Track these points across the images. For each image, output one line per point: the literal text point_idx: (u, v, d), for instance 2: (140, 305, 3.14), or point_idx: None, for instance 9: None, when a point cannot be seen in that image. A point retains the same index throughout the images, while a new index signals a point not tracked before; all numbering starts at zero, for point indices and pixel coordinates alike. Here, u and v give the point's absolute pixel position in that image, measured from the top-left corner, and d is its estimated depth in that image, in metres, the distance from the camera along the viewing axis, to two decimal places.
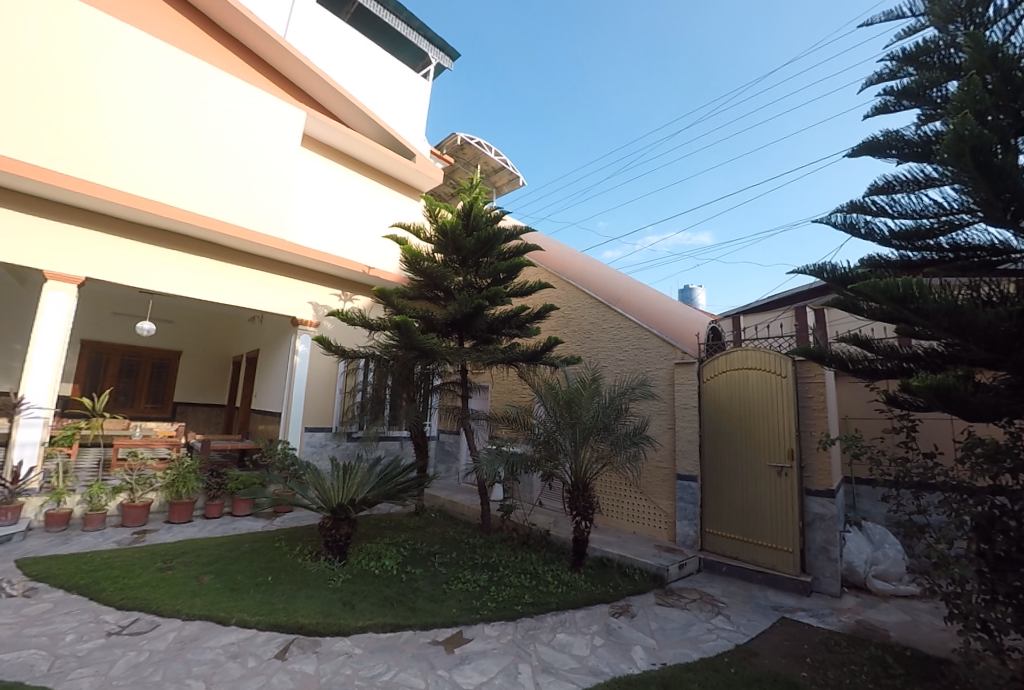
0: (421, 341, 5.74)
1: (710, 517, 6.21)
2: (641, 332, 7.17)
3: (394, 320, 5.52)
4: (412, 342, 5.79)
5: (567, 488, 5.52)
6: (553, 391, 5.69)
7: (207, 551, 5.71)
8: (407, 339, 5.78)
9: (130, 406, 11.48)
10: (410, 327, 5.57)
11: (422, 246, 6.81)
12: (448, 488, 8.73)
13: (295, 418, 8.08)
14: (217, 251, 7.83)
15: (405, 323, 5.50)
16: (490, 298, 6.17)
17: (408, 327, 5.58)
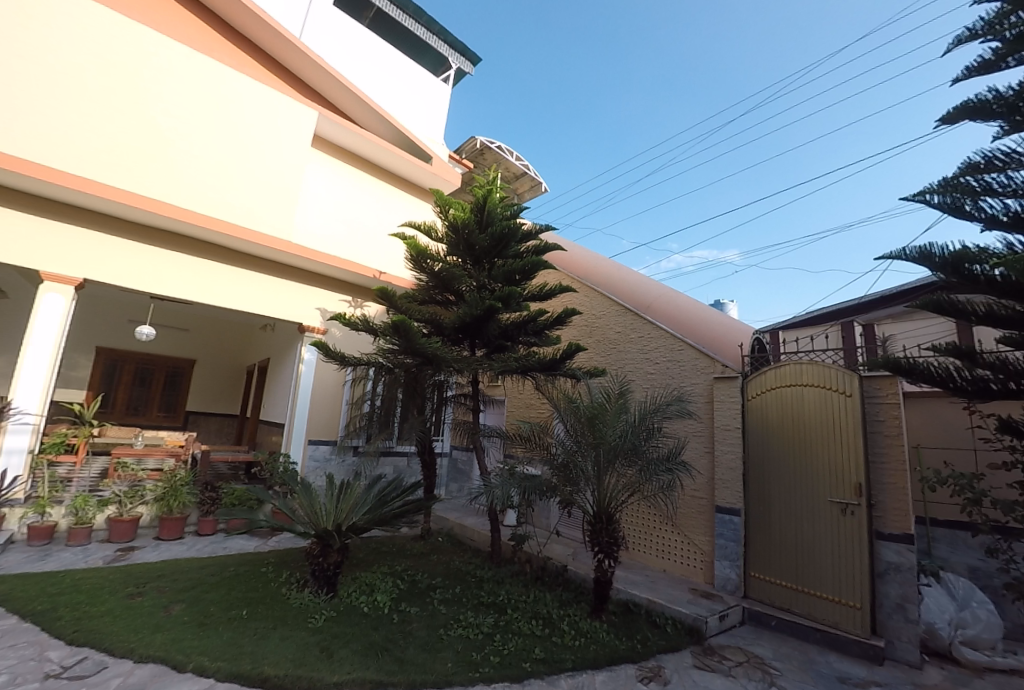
0: (425, 346, 5.12)
1: (755, 559, 5.32)
2: (673, 343, 6.41)
3: (393, 320, 4.92)
4: (416, 346, 5.18)
5: (588, 519, 4.78)
6: (575, 405, 4.99)
7: (185, 579, 5.08)
8: (409, 343, 5.18)
9: (144, 415, 11.36)
10: (412, 329, 4.98)
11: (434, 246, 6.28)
12: (458, 510, 8.05)
13: (297, 428, 7.60)
14: (221, 253, 7.49)
15: (405, 324, 4.89)
16: (504, 297, 5.48)
17: (410, 330, 4.98)
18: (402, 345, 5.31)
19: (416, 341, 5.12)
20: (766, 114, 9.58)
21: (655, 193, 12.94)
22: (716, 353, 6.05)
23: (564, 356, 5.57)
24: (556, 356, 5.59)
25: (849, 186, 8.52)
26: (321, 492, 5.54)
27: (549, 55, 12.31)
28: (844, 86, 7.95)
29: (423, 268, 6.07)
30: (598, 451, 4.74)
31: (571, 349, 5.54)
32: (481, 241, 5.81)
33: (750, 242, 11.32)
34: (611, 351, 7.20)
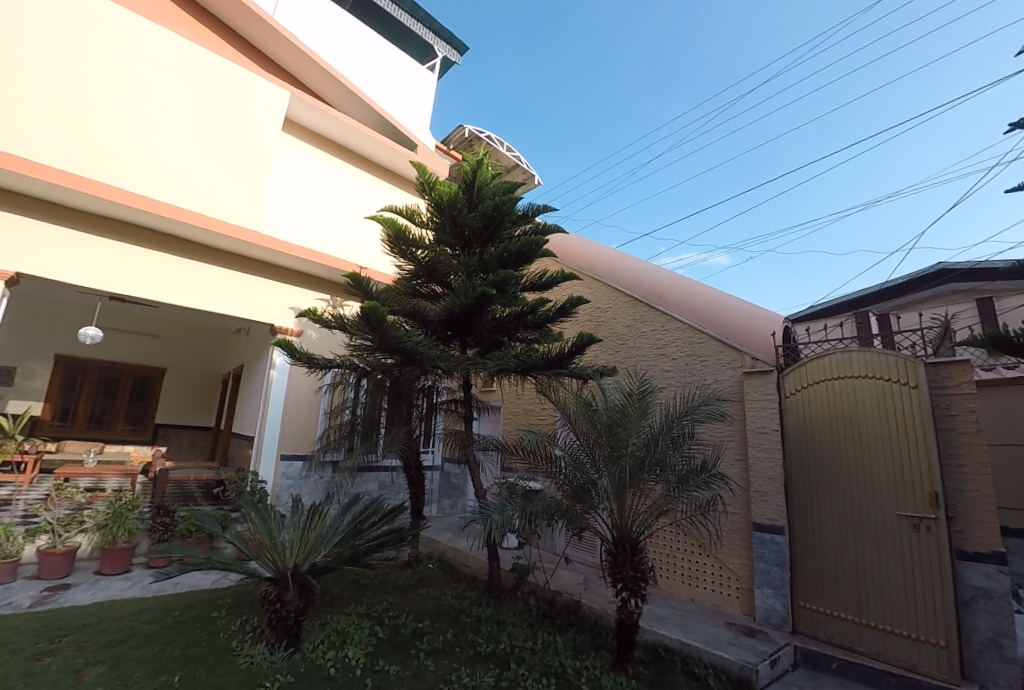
0: (403, 340, 4.21)
1: (806, 586, 4.48)
2: (693, 335, 5.62)
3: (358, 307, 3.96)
4: (392, 342, 4.26)
5: (607, 548, 3.92)
6: (590, 404, 4.14)
7: (112, 625, 4.20)
8: (384, 337, 4.25)
9: (107, 428, 10.39)
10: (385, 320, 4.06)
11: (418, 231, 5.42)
12: (450, 530, 7.20)
13: (268, 442, 6.72)
14: (180, 245, 6.57)
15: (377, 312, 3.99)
16: (500, 282, 4.52)
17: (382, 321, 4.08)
18: (375, 341, 4.39)
19: (390, 334, 4.21)
20: (749, 100, 8.41)
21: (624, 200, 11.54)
22: (743, 343, 5.21)
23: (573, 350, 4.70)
24: (560, 351, 4.72)
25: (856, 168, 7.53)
26: (285, 519, 4.62)
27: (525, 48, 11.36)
28: (844, 59, 6.94)
29: (405, 254, 5.22)
30: (616, 459, 3.87)
31: (584, 340, 4.63)
32: (471, 221, 4.96)
33: (733, 248, 10.12)
34: (623, 346, 6.43)
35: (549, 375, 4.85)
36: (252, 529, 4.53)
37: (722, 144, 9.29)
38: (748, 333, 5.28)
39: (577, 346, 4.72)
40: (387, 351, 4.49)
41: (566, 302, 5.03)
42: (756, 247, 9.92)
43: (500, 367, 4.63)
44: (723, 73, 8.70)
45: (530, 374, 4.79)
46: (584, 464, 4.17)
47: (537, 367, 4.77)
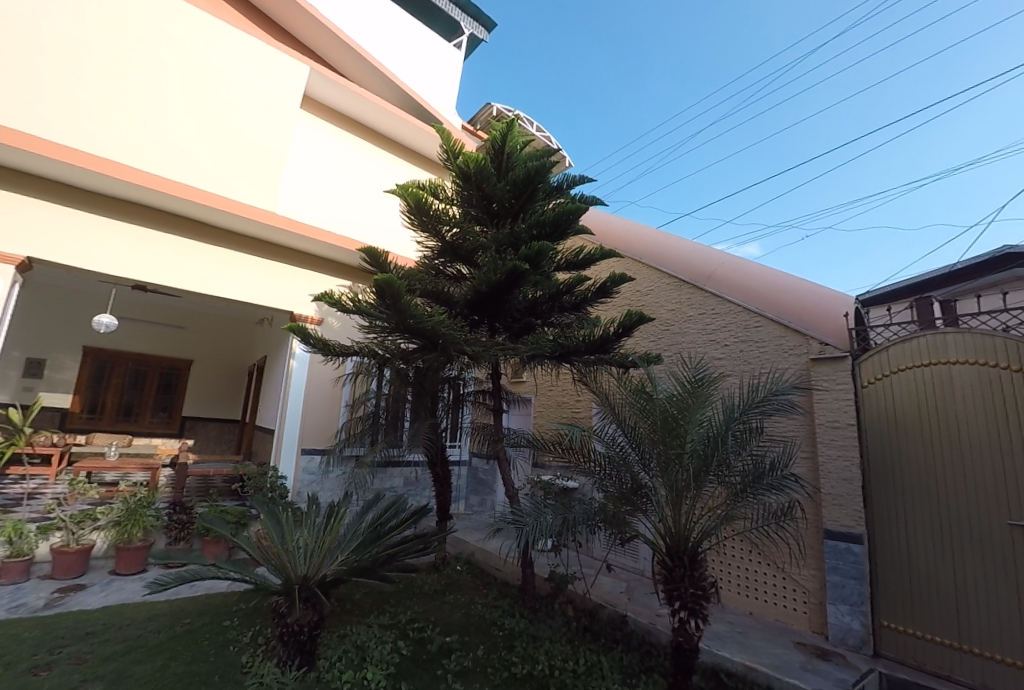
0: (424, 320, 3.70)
1: (888, 603, 3.85)
2: (749, 318, 5.03)
3: (371, 282, 3.45)
4: (412, 324, 3.76)
5: (659, 559, 3.41)
6: (641, 393, 3.61)
7: (121, 633, 3.91)
8: (402, 319, 3.75)
9: (135, 420, 10.42)
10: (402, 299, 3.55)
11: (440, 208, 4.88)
12: (479, 529, 6.82)
13: (288, 435, 6.44)
14: (194, 228, 6.29)
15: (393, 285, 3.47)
16: (533, 255, 3.98)
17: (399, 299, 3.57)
18: (392, 324, 3.92)
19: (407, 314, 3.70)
20: (797, 68, 7.70)
21: (656, 182, 10.95)
22: (809, 325, 4.57)
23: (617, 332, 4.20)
24: (599, 334, 4.21)
25: (916, 138, 6.71)
26: (298, 520, 4.23)
27: (551, 20, 10.64)
28: (901, 20, 6.17)
29: (428, 228, 4.72)
30: (671, 453, 3.37)
31: (633, 321, 4.07)
32: (501, 189, 4.43)
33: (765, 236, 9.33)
34: (667, 330, 5.86)
35: (591, 359, 4.35)
36: (262, 533, 4.15)
37: (769, 118, 8.59)
38: (815, 312, 4.62)
39: (622, 329, 4.21)
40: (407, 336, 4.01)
41: (605, 281, 4.49)
42: (789, 234, 9.04)
43: (533, 352, 4.14)
44: (763, 40, 7.95)
45: (565, 361, 4.29)
46: (632, 463, 3.68)
47: (574, 352, 4.25)
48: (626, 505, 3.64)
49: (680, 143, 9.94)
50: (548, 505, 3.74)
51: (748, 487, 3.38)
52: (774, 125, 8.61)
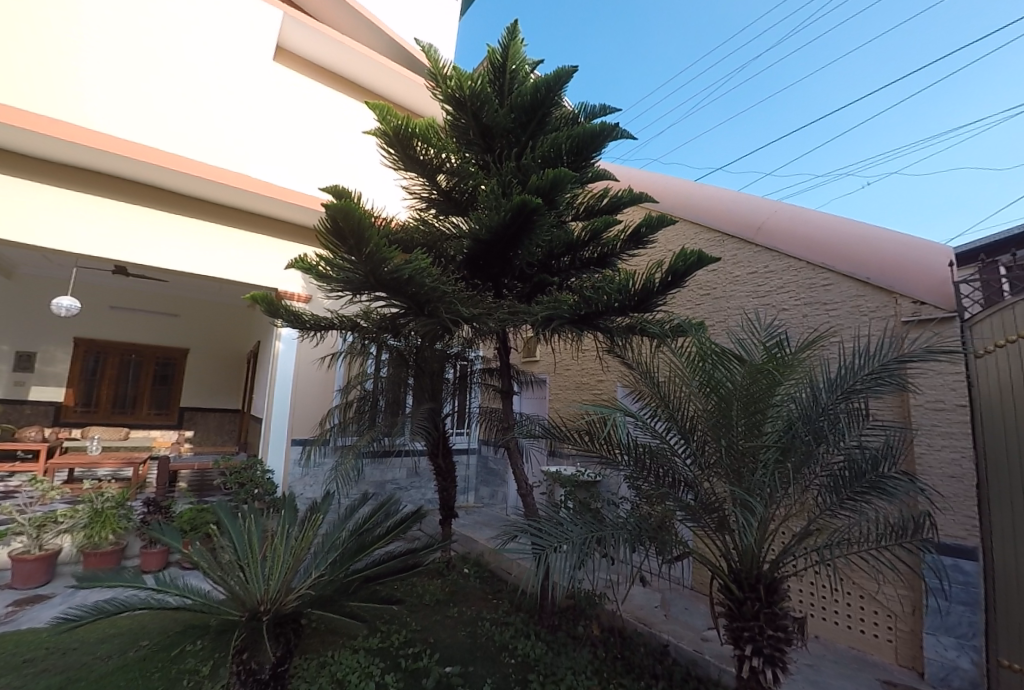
0: (407, 273, 2.68)
1: (1012, 635, 2.95)
2: (814, 275, 4.13)
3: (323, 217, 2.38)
4: (392, 285, 2.81)
5: (722, 587, 2.63)
6: (704, 349, 2.69)
7: (60, 661, 3.18)
8: (374, 278, 2.75)
9: (132, 412, 9.92)
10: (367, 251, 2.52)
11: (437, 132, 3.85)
12: (490, 525, 6.16)
13: (277, 426, 5.78)
14: (167, 199, 5.53)
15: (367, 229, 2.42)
16: (547, 188, 3.08)
17: (371, 249, 2.52)
18: (365, 288, 2.93)
19: (380, 270, 2.67)
20: None
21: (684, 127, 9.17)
22: (893, 280, 3.65)
23: (658, 284, 3.30)
24: (632, 286, 3.30)
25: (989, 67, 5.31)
26: (271, 534, 3.47)
27: None
28: None
29: (417, 169, 3.76)
30: (754, 450, 2.62)
31: (684, 267, 3.13)
32: (503, 118, 3.59)
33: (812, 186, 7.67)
34: (709, 295, 4.99)
35: (623, 322, 3.51)
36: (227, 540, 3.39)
37: (837, 36, 6.63)
38: (899, 263, 3.68)
39: (666, 281, 3.28)
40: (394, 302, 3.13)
41: (637, 226, 3.64)
42: (844, 182, 7.37)
43: (550, 315, 3.30)
44: None
45: (588, 327, 3.43)
46: (682, 457, 2.92)
47: (600, 315, 3.39)
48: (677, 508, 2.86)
49: (693, 102, 8.76)
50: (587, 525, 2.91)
51: (841, 488, 2.62)
52: (842, 46, 6.68)
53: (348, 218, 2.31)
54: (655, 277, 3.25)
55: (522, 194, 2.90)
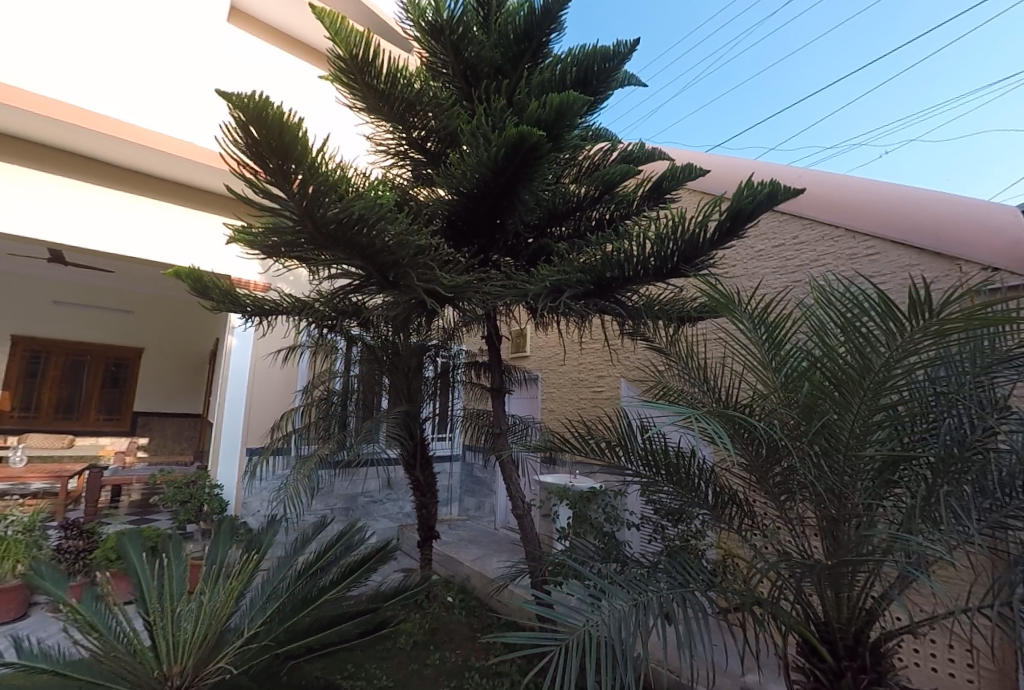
0: (359, 207, 1.80)
1: None
2: (857, 249, 3.52)
3: (230, 128, 1.57)
4: (342, 246, 1.99)
5: (809, 646, 1.93)
6: (748, 320, 1.89)
7: None
8: (319, 233, 1.92)
9: (78, 418, 8.90)
10: (294, 172, 1.63)
11: (413, 62, 3.10)
12: (477, 542, 5.50)
13: (228, 434, 4.97)
14: (97, 169, 4.67)
15: (300, 158, 1.59)
16: (550, 119, 2.40)
17: (302, 180, 1.66)
18: (309, 253, 2.12)
19: (323, 222, 1.85)
20: None
21: (667, 108, 8.03)
22: (953, 246, 3.02)
23: (704, 239, 2.42)
24: (664, 237, 2.44)
25: None
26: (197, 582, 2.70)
27: None
28: None
29: (383, 118, 2.91)
30: (845, 461, 1.77)
31: (750, 205, 2.30)
32: (490, 49, 2.88)
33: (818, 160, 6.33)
34: (727, 276, 4.38)
35: (640, 300, 2.86)
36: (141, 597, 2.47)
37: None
38: (961, 223, 3.05)
39: (721, 229, 2.41)
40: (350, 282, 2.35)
41: (658, 177, 3.01)
42: (854, 153, 6.14)
43: (552, 294, 2.58)
44: None
45: (600, 302, 2.71)
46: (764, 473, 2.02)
47: (617, 287, 2.67)
48: (708, 519, 2.41)
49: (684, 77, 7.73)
50: (615, 577, 2.19)
51: (997, 520, 1.80)
52: (847, 5, 5.64)
53: (265, 125, 1.48)
54: (696, 232, 2.40)
55: (516, 126, 2.18)
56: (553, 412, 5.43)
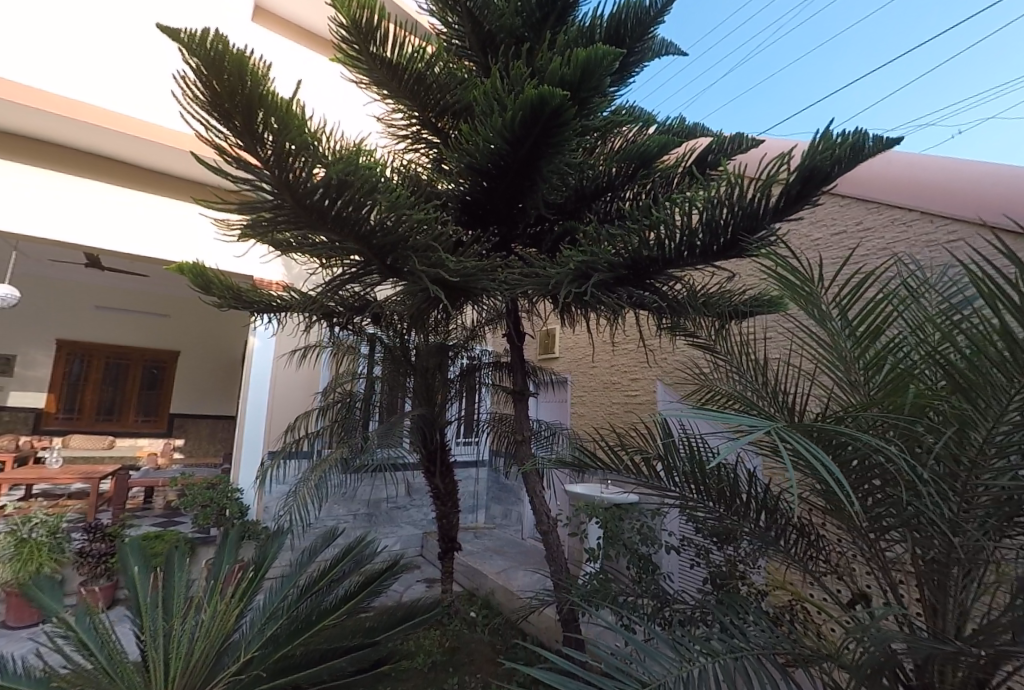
0: (336, 175, 1.58)
1: None
2: (934, 233, 3.06)
3: (197, 78, 1.37)
4: (330, 224, 1.77)
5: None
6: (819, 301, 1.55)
7: None
8: (306, 213, 1.72)
9: (118, 419, 9.15)
10: (264, 136, 1.45)
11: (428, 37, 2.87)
12: (504, 553, 5.23)
13: (249, 438, 4.88)
14: (122, 172, 4.67)
15: (266, 121, 1.42)
16: (576, 79, 2.15)
17: (273, 146, 1.47)
18: (304, 237, 1.90)
19: (308, 200, 1.66)
20: None
21: (701, 101, 6.78)
22: None
23: (761, 209, 2.02)
24: (710, 213, 2.07)
25: None
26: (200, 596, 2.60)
27: None
28: None
29: (394, 95, 2.68)
30: (963, 497, 1.46)
31: (827, 165, 1.88)
32: (510, 16, 2.61)
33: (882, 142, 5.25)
34: None
35: (682, 289, 2.50)
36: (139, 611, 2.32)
37: None
38: None
39: (785, 198, 2.01)
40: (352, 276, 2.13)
41: (705, 150, 2.84)
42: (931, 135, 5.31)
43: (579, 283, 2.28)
44: None
45: (633, 291, 2.39)
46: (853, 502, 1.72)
47: (653, 273, 2.33)
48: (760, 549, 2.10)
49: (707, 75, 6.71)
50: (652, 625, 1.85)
51: None
52: None
53: (221, 73, 1.31)
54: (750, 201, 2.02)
55: (536, 88, 1.92)
56: (584, 417, 5.10)
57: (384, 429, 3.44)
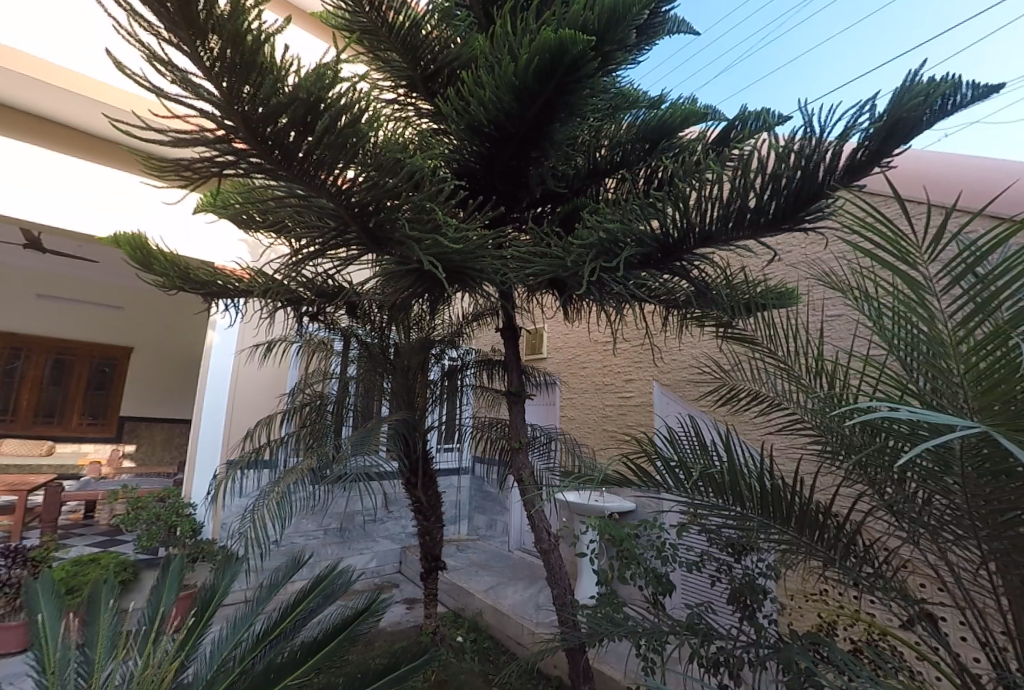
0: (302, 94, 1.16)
1: None
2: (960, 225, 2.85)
3: None
4: (295, 171, 1.33)
5: None
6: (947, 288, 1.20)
7: None
8: (265, 151, 1.28)
9: (60, 423, 8.26)
10: (207, 25, 1.02)
11: None
12: (491, 567, 4.85)
13: (203, 443, 4.32)
14: (59, 137, 4.05)
15: (205, 4, 0.98)
16: (599, 25, 1.78)
17: (217, 43, 1.04)
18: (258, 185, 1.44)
19: (268, 133, 1.22)
20: None
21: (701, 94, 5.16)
22: None
23: (819, 184, 1.68)
24: (768, 179, 1.69)
25: None
26: (127, 645, 2.14)
27: None
28: None
29: (375, 47, 2.26)
30: None
31: (907, 124, 1.55)
32: None
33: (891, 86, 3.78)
34: None
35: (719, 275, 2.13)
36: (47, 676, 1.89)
37: None
38: None
39: (861, 161, 1.65)
40: (321, 249, 1.64)
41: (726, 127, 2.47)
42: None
43: (604, 259, 1.87)
44: None
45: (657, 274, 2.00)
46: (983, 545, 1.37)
47: (686, 251, 1.92)
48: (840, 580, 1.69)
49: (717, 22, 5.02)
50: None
51: None
52: None
53: None
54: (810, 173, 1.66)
55: (551, 33, 1.54)
56: (574, 420, 4.78)
57: (359, 435, 2.99)
